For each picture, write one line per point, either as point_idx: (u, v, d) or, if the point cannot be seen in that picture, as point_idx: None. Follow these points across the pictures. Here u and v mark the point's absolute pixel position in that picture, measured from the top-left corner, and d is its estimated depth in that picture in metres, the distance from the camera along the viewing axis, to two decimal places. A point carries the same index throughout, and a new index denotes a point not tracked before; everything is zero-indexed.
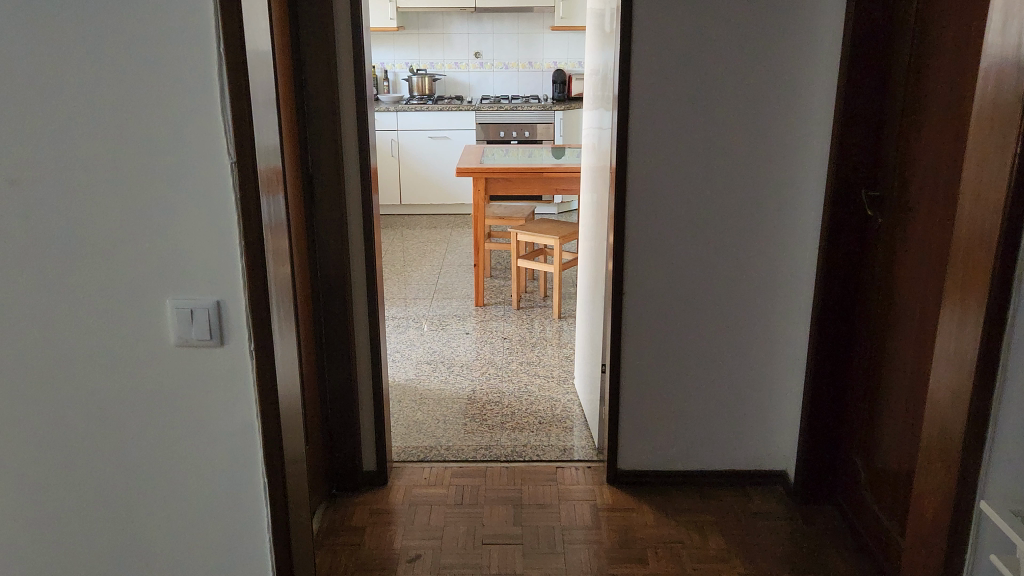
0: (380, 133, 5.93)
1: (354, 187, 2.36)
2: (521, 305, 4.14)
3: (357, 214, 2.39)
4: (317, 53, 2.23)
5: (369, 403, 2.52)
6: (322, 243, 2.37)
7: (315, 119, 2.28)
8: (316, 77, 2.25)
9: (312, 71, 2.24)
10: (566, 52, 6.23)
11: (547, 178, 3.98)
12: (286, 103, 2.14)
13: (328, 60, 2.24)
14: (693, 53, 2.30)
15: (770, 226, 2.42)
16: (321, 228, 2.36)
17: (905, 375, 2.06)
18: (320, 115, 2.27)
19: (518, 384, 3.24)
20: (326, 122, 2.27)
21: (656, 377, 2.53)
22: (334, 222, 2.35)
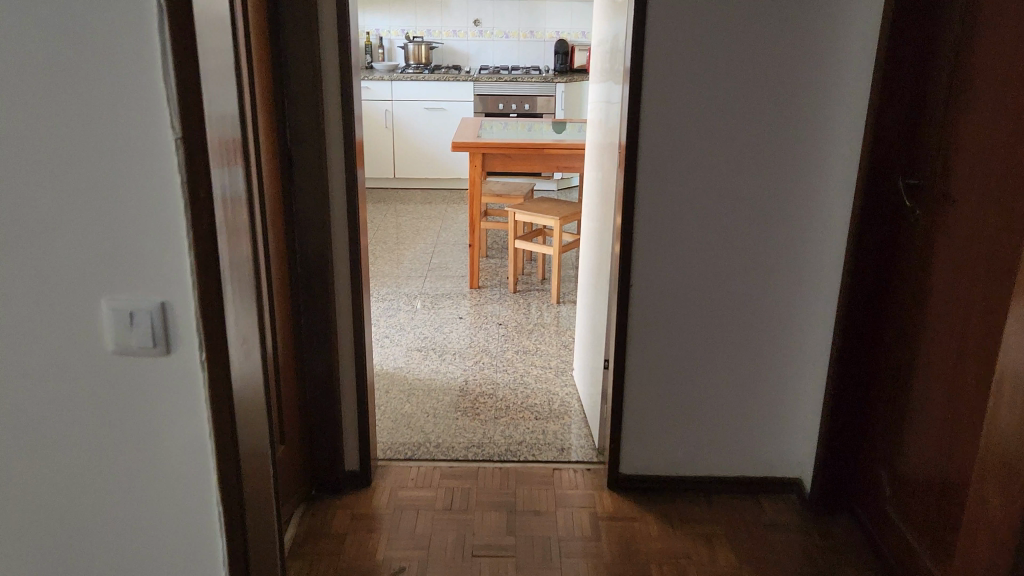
0: (373, 103, 5.68)
1: (337, 164, 2.14)
2: (518, 288, 3.94)
3: (341, 193, 2.16)
4: (297, 15, 1.99)
5: (352, 399, 2.33)
6: (301, 226, 2.16)
7: (294, 90, 2.04)
8: (295, 42, 2.01)
9: (291, 36, 2.01)
10: (569, 21, 5.95)
11: (550, 155, 3.75)
12: (261, 69, 1.91)
13: (308, 23, 2.00)
14: (715, 23, 2.07)
15: (794, 215, 2.21)
16: (301, 210, 2.14)
17: (941, 385, 1.87)
18: (300, 83, 2.04)
19: (513, 375, 3.04)
20: (306, 91, 2.04)
21: (664, 376, 2.33)
22: (315, 201, 2.13)
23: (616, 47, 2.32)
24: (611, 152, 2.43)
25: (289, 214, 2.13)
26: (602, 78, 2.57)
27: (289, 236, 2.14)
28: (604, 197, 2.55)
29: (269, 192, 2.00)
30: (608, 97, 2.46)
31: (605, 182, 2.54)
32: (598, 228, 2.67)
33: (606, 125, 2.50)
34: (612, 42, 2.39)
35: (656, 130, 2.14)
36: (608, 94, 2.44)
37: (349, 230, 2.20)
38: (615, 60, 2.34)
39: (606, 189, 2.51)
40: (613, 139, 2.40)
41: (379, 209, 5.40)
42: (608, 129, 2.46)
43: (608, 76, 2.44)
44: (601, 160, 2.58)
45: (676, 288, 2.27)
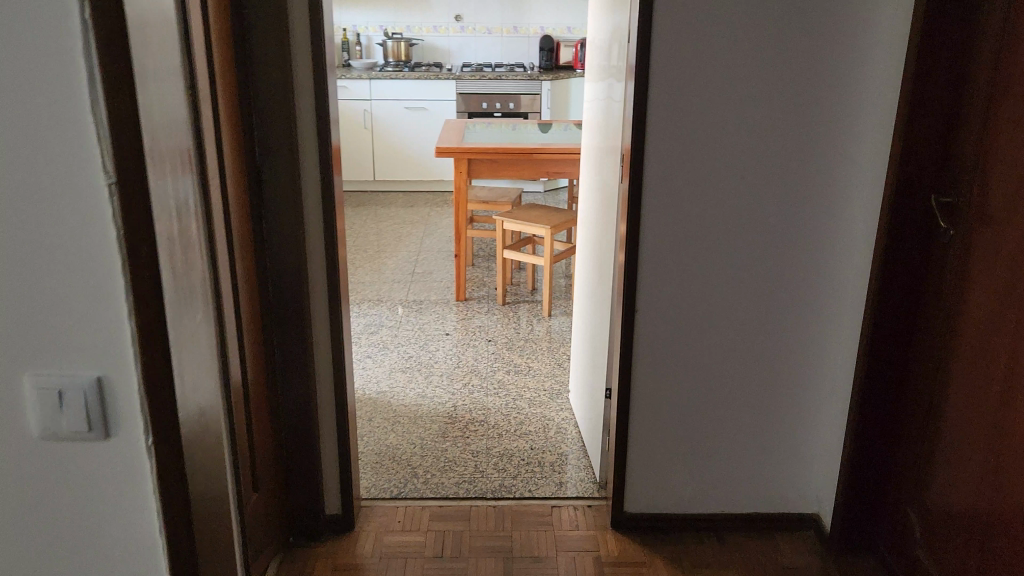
0: (351, 103, 5.45)
1: (312, 182, 1.92)
2: (507, 300, 3.75)
3: (317, 215, 1.95)
4: (264, 18, 1.78)
5: (332, 437, 2.13)
6: (273, 251, 1.95)
7: (263, 101, 1.83)
8: (263, 48, 1.80)
9: (259, 42, 1.79)
10: (554, 16, 5.75)
11: (539, 160, 3.56)
12: (224, 79, 1.70)
13: (277, 26, 1.78)
14: (729, 26, 1.88)
15: (812, 234, 2.04)
16: (272, 233, 1.93)
17: (979, 424, 1.70)
18: (269, 93, 1.83)
19: (505, 399, 2.86)
20: (276, 102, 1.83)
21: (671, 408, 2.16)
22: (289, 224, 1.92)
23: (617, 51, 2.13)
24: (613, 162, 2.24)
25: (260, 238, 1.92)
26: (600, 83, 2.38)
27: (260, 262, 1.93)
28: (605, 211, 2.36)
29: (235, 217, 1.79)
30: (608, 104, 2.27)
31: (605, 195, 2.35)
32: (597, 244, 2.49)
33: (606, 134, 2.31)
34: (612, 45, 2.20)
35: (663, 142, 1.95)
36: (609, 101, 2.25)
37: (326, 254, 1.99)
38: (616, 64, 2.15)
39: (607, 202, 2.32)
40: (615, 150, 2.21)
41: (359, 214, 5.18)
42: (608, 139, 2.27)
43: (608, 82, 2.25)
44: (601, 170, 2.39)
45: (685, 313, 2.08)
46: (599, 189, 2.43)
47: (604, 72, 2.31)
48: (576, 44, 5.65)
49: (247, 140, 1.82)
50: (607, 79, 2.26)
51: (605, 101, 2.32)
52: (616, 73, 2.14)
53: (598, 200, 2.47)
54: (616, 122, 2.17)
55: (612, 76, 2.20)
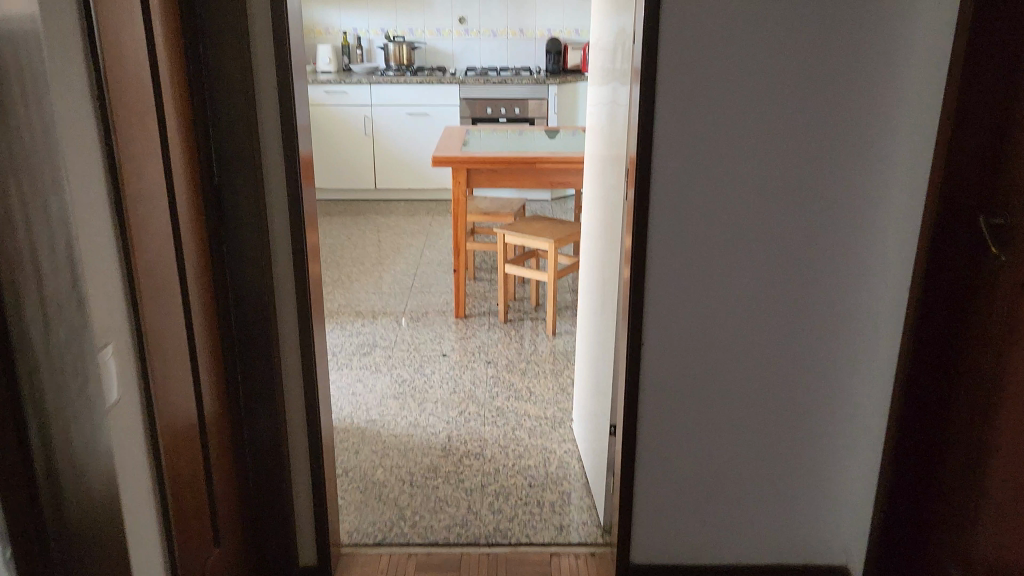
0: (351, 109, 5.27)
1: (279, 202, 1.73)
2: (510, 317, 3.54)
3: (284, 237, 1.76)
4: (221, 23, 1.59)
5: (306, 480, 1.93)
6: (234, 276, 1.75)
7: (220, 113, 1.64)
8: (219, 51, 1.61)
9: (215, 44, 1.60)
10: (561, 18, 5.54)
11: (541, 169, 3.36)
12: (173, 92, 1.51)
13: (235, 27, 1.59)
14: (748, 22, 1.65)
15: (844, 258, 1.81)
16: (234, 256, 1.74)
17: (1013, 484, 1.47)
18: (228, 107, 1.63)
19: (503, 429, 2.64)
20: (237, 114, 1.64)
21: (682, 450, 1.94)
22: (253, 250, 1.73)
23: (622, 51, 1.92)
24: (617, 175, 2.02)
25: (219, 262, 1.72)
26: (605, 89, 2.16)
27: (219, 289, 1.73)
28: (609, 228, 2.14)
29: (186, 239, 1.59)
30: (613, 111, 2.05)
31: (610, 212, 2.13)
32: (601, 265, 2.27)
33: (610, 145, 2.09)
34: (617, 47, 1.98)
35: (669, 151, 1.73)
36: (614, 108, 2.03)
37: (295, 280, 1.79)
38: (620, 66, 1.94)
39: (612, 219, 2.10)
40: (619, 161, 1.99)
41: (358, 224, 4.99)
42: (613, 150, 2.05)
43: (613, 87, 2.03)
44: (606, 184, 2.17)
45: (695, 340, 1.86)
46: (604, 205, 2.21)
47: (609, 78, 2.09)
48: (584, 46, 5.44)
49: (202, 153, 1.63)
50: (612, 85, 2.04)
51: (609, 109, 2.10)
52: (621, 76, 1.92)
53: (602, 216, 2.25)
54: (621, 130, 1.95)
55: (617, 81, 1.98)
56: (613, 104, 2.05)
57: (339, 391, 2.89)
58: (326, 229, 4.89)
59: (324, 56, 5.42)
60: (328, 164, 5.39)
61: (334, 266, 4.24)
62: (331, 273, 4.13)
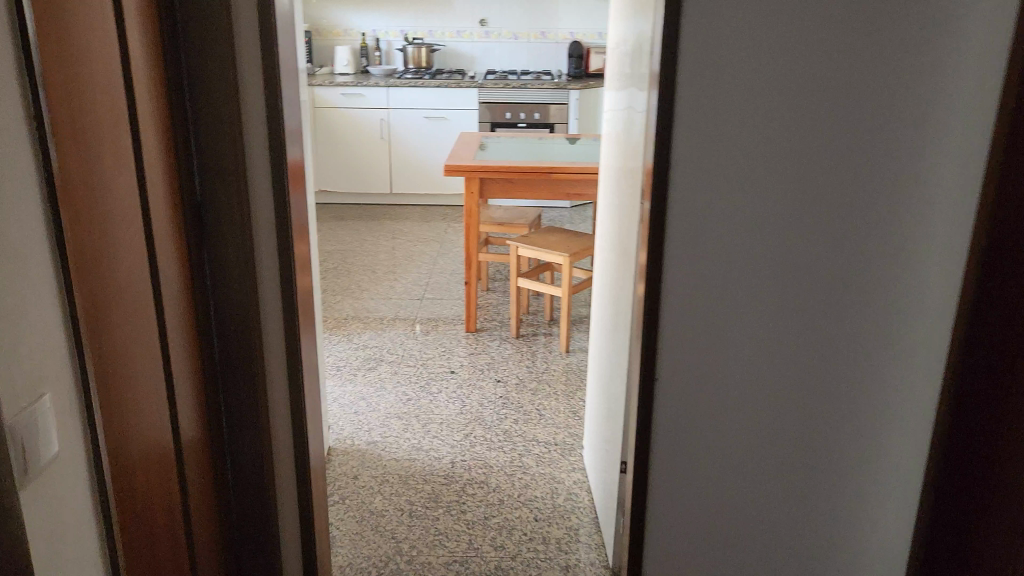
0: (368, 112, 5.17)
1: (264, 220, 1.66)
2: (522, 332, 3.40)
3: (270, 256, 1.69)
4: (203, 35, 1.52)
5: (293, 505, 1.86)
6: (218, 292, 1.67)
7: (202, 127, 1.57)
8: (198, 57, 1.53)
9: (197, 52, 1.52)
10: (585, 21, 5.41)
11: (556, 180, 3.22)
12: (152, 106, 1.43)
13: (216, 32, 1.52)
14: (784, 31, 1.47)
15: (886, 293, 1.61)
16: (215, 272, 1.66)
17: None
18: (211, 120, 1.56)
19: (510, 456, 2.51)
20: (220, 128, 1.56)
21: (700, 499, 1.75)
22: (237, 269, 1.66)
23: (639, 58, 1.78)
24: (630, 190, 1.87)
25: (199, 277, 1.65)
26: (620, 98, 2.02)
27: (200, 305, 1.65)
28: (620, 248, 1.99)
29: (164, 254, 1.50)
30: (628, 123, 1.91)
31: (621, 231, 1.99)
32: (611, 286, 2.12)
33: (624, 158, 1.94)
34: (634, 54, 1.84)
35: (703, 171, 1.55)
36: (630, 121, 1.89)
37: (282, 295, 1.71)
38: (636, 74, 1.80)
39: (624, 238, 1.95)
40: (632, 174, 1.84)
41: (373, 230, 4.89)
42: (626, 164, 1.91)
43: (629, 97, 1.89)
44: (621, 201, 2.01)
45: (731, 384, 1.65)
46: (615, 222, 2.06)
47: (625, 87, 1.95)
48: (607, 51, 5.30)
49: (182, 165, 1.55)
50: (628, 95, 1.89)
51: (624, 120, 1.95)
52: (638, 84, 1.78)
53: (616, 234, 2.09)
54: (635, 142, 1.80)
55: (633, 90, 1.84)
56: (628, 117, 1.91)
57: (341, 409, 2.77)
58: (338, 234, 4.79)
59: (341, 58, 5.33)
60: (343, 167, 5.30)
61: (344, 273, 4.14)
62: (341, 281, 4.02)
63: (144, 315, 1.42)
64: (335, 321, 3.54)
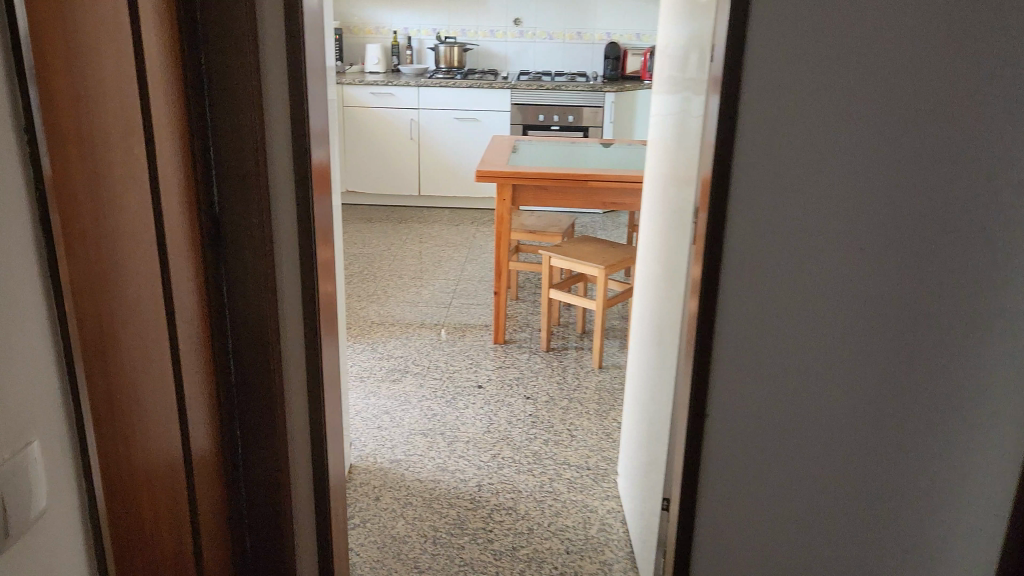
0: (398, 112, 5.08)
1: (286, 233, 1.58)
2: (553, 345, 3.27)
3: (292, 273, 1.60)
4: (228, 38, 1.43)
5: (311, 530, 1.77)
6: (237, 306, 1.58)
7: (224, 137, 1.48)
8: (217, 57, 1.44)
9: (220, 55, 1.44)
10: (622, 22, 5.27)
11: (592, 188, 3.08)
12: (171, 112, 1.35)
13: (237, 33, 1.43)
14: (864, 37, 1.31)
15: (974, 335, 1.42)
16: (233, 287, 1.57)
17: None
18: (233, 129, 1.48)
19: (540, 479, 2.38)
20: (244, 137, 1.48)
21: (751, 548, 1.59)
22: (255, 285, 1.57)
23: (695, 64, 1.64)
24: (678, 206, 1.74)
25: (216, 289, 1.55)
26: (670, 106, 1.88)
27: (217, 320, 1.56)
28: (665, 267, 1.85)
29: (180, 267, 1.40)
30: (679, 134, 1.77)
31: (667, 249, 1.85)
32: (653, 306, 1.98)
33: (672, 171, 1.80)
34: (688, 59, 1.70)
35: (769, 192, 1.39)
36: (681, 131, 1.75)
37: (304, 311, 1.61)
38: (690, 81, 1.66)
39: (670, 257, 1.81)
40: (682, 189, 1.70)
41: (400, 233, 4.79)
42: (675, 177, 1.77)
43: (680, 105, 1.75)
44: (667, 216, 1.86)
45: (788, 424, 1.50)
46: (660, 239, 1.92)
47: (676, 94, 1.81)
48: (645, 53, 5.15)
49: (200, 171, 1.46)
50: (680, 104, 1.76)
51: (674, 130, 1.82)
52: (692, 92, 1.65)
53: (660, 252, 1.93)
54: (687, 156, 1.67)
55: (686, 98, 1.70)
56: (678, 127, 1.77)
57: (364, 423, 2.66)
58: (365, 237, 4.70)
59: (373, 55, 5.22)
60: (371, 167, 5.20)
61: (371, 278, 4.03)
62: (367, 286, 3.92)
63: (156, 333, 1.33)
64: (360, 327, 3.44)
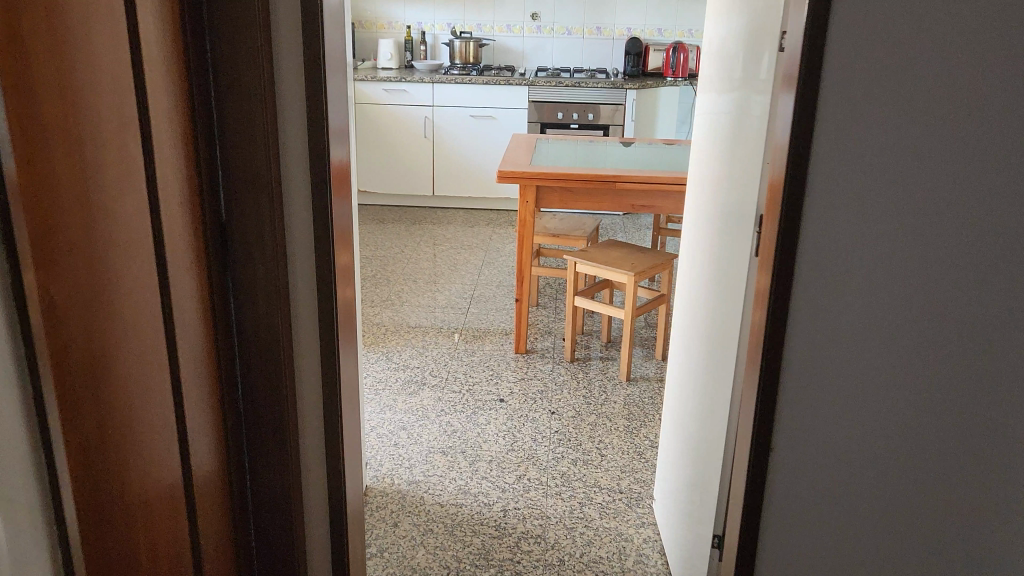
0: (412, 109, 4.92)
1: (301, 245, 1.42)
2: (577, 355, 3.11)
3: (308, 289, 1.44)
4: (236, 28, 1.27)
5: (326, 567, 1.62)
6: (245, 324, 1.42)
7: (231, 139, 1.32)
8: (225, 46, 1.28)
9: (227, 47, 1.28)
10: (643, 16, 5.09)
11: (621, 190, 2.91)
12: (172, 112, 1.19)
13: (247, 21, 1.27)
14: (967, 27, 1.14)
15: None
16: (242, 305, 1.41)
17: None
18: (241, 130, 1.31)
19: (569, 504, 2.22)
20: (254, 139, 1.32)
21: None
22: (266, 303, 1.41)
23: (755, 53, 1.47)
24: (734, 211, 1.57)
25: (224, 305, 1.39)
26: (719, 103, 1.71)
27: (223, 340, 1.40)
28: (718, 278, 1.68)
29: (182, 282, 1.25)
30: (732, 133, 1.60)
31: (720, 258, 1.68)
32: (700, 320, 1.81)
33: (725, 173, 1.63)
34: (744, 50, 1.53)
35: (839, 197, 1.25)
36: (735, 130, 1.58)
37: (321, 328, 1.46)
38: (749, 74, 1.49)
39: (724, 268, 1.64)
40: (740, 193, 1.53)
41: (413, 234, 4.64)
42: (729, 183, 1.60)
43: (734, 101, 1.58)
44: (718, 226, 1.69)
45: (860, 458, 1.34)
46: (709, 247, 1.75)
47: (727, 89, 1.64)
48: (667, 48, 4.97)
49: (205, 174, 1.30)
50: (732, 99, 1.59)
51: (727, 128, 1.65)
52: (751, 86, 1.48)
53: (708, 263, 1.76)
54: (746, 156, 1.49)
55: (741, 92, 1.53)
56: (733, 127, 1.60)
57: (379, 441, 2.50)
58: (378, 238, 4.54)
59: (385, 51, 5.10)
60: (384, 166, 5.05)
61: (384, 282, 3.88)
62: (381, 291, 3.77)
63: (152, 357, 1.18)
64: (374, 335, 3.28)
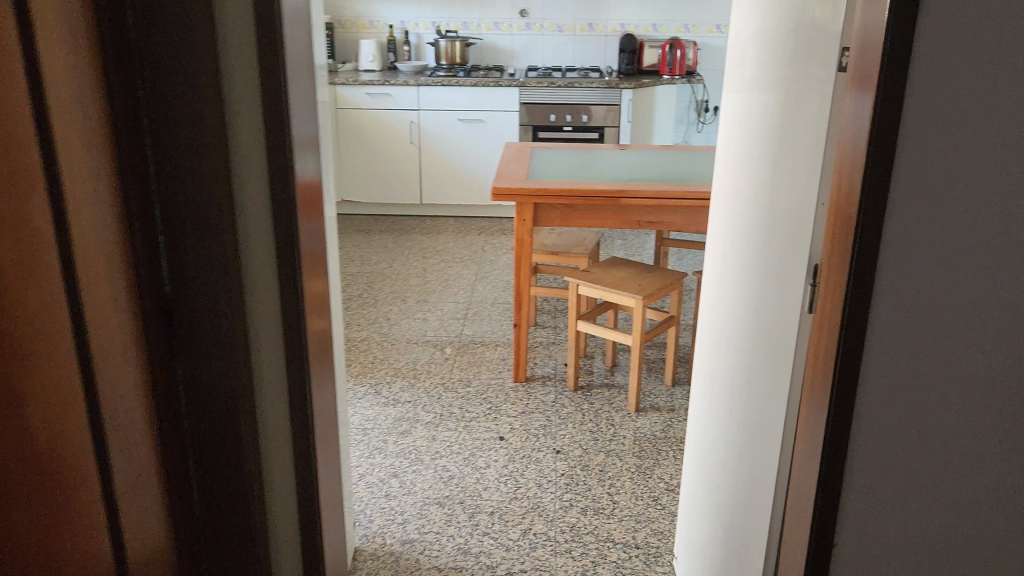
0: (397, 113, 4.68)
1: (264, 308, 1.21)
2: (580, 383, 2.90)
3: (275, 359, 1.23)
4: (178, 66, 1.08)
5: None
6: (197, 397, 1.20)
7: (179, 192, 1.12)
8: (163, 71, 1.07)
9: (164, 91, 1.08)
10: (637, 11, 4.85)
11: (624, 205, 2.68)
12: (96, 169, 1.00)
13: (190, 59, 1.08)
14: None
15: None
16: (196, 385, 1.20)
17: None
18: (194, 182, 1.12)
19: (581, 564, 2.00)
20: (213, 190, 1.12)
21: None
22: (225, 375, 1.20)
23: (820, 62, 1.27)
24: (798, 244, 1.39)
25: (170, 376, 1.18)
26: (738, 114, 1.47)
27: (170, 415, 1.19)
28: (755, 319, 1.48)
29: (111, 356, 1.05)
30: (773, 152, 1.39)
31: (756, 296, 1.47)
32: (711, 363, 1.59)
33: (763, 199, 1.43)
34: (795, 61, 1.33)
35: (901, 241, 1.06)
36: (783, 150, 1.38)
37: (291, 399, 1.26)
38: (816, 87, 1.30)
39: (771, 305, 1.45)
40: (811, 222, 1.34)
41: (401, 246, 4.40)
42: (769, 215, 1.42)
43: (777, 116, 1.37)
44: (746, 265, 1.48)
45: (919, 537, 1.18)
46: (729, 282, 1.53)
47: (752, 100, 1.42)
48: (664, 44, 4.74)
49: (138, 224, 1.10)
50: (774, 114, 1.38)
51: (755, 144, 1.42)
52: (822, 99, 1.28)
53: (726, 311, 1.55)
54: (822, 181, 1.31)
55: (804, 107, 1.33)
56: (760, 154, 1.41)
57: (369, 492, 2.27)
58: (363, 252, 4.30)
59: (367, 52, 4.85)
60: (370, 175, 4.81)
61: (371, 303, 3.64)
62: (368, 313, 3.53)
63: (67, 452, 0.97)
64: (361, 365, 3.05)
